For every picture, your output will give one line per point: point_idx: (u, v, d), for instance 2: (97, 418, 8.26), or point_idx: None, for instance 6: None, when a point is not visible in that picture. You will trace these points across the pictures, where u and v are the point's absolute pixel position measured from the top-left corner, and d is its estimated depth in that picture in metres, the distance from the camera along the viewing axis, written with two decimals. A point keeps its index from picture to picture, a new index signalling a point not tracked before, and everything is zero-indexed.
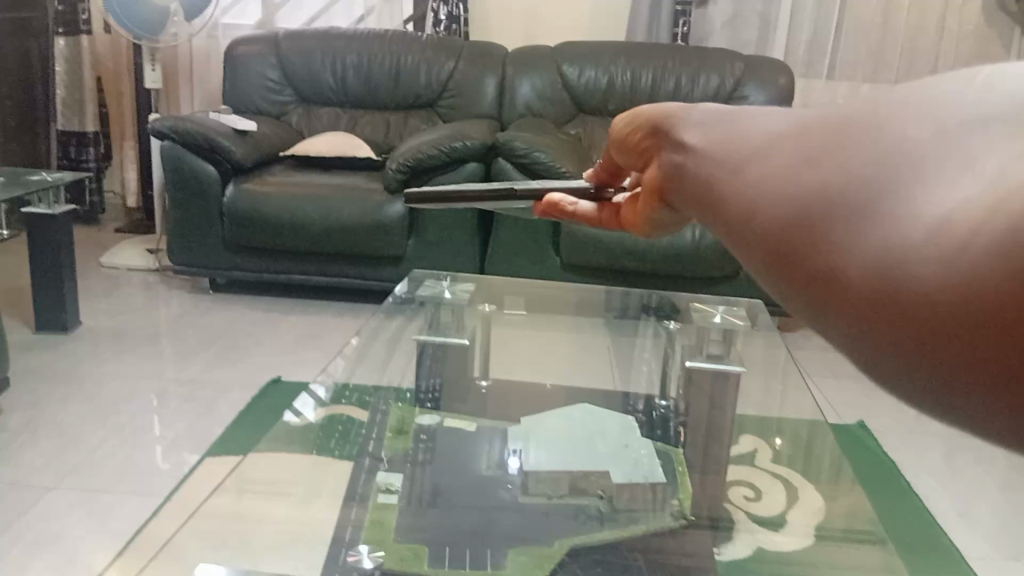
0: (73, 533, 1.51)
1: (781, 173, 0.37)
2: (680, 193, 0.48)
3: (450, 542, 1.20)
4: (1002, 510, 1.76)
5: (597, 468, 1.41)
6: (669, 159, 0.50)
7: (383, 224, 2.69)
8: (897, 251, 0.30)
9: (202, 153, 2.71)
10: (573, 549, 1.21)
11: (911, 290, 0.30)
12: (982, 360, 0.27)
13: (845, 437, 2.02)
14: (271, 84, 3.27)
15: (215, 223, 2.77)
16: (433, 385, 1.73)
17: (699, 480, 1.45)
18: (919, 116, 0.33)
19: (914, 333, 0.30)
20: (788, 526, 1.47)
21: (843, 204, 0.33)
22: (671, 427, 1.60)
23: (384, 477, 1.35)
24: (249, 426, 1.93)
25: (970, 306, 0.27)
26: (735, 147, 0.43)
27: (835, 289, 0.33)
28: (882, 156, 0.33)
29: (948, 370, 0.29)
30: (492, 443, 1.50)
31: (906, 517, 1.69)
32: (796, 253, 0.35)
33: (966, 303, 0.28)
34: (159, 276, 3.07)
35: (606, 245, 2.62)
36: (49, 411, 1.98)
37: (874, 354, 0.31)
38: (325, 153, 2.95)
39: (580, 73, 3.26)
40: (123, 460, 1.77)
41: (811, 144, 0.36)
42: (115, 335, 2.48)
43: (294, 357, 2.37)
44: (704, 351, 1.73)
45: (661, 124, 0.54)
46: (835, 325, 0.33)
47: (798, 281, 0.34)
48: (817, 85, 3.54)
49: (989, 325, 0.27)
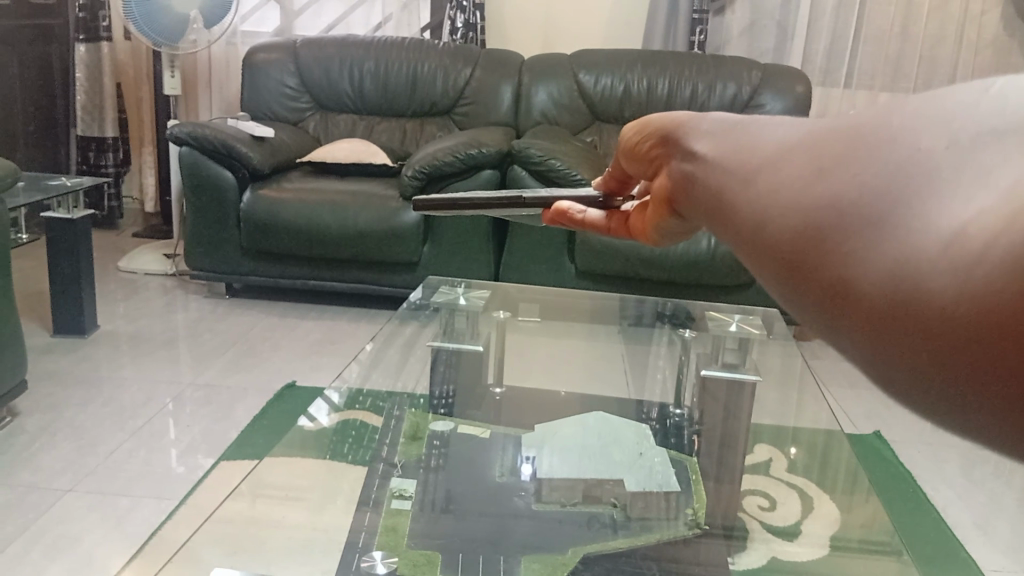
0: (90, 535, 1.52)
1: (791, 183, 0.37)
2: (692, 202, 0.48)
3: (463, 549, 1.20)
4: (1021, 523, 1.74)
5: (611, 476, 1.42)
6: (680, 168, 0.50)
7: (399, 230, 2.70)
8: (911, 263, 0.30)
9: (220, 159, 2.73)
10: (587, 557, 1.21)
11: (923, 302, 0.30)
12: (994, 375, 0.27)
13: (863, 447, 2.01)
14: (289, 91, 3.29)
15: (232, 228, 2.79)
16: (447, 392, 1.73)
17: (713, 489, 1.44)
18: (931, 127, 0.33)
19: (925, 347, 0.30)
20: (803, 537, 1.49)
21: (855, 215, 0.33)
22: (685, 436, 1.60)
23: (398, 483, 1.36)
24: (264, 430, 1.94)
25: (984, 320, 0.28)
26: (746, 156, 0.43)
27: (847, 301, 0.33)
28: (893, 167, 0.33)
29: (960, 382, 0.29)
30: (506, 449, 1.50)
31: (922, 528, 1.67)
32: (808, 264, 0.35)
33: (979, 317, 0.28)
34: (177, 280, 3.10)
35: (621, 253, 2.62)
36: (67, 414, 2.00)
37: (889, 366, 0.32)
38: (341, 159, 2.96)
39: (597, 81, 3.26)
40: (140, 463, 1.78)
41: (823, 154, 0.37)
42: (133, 339, 2.49)
43: (309, 362, 2.38)
44: (719, 359, 1.69)
45: (672, 133, 0.54)
46: (847, 336, 0.33)
47: (809, 291, 0.35)
48: (835, 94, 3.53)
49: (1001, 340, 0.27)
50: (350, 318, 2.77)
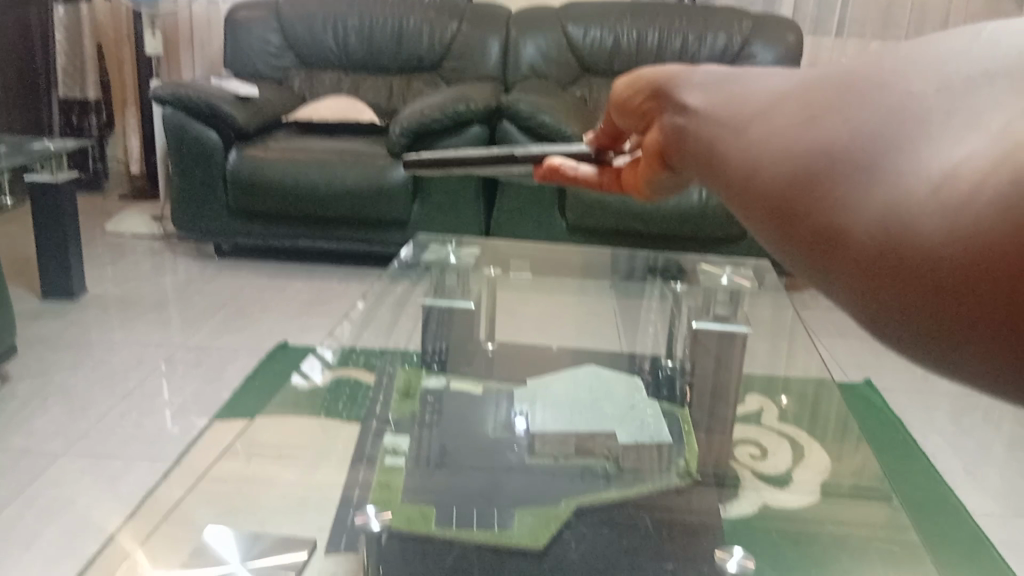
0: (86, 497, 1.53)
1: (781, 131, 0.37)
2: (681, 156, 0.47)
3: (457, 503, 1.21)
4: (1009, 467, 1.76)
5: (603, 430, 1.37)
6: (670, 121, 0.50)
7: (387, 188, 2.67)
8: (899, 207, 0.30)
9: (205, 119, 2.70)
10: (580, 509, 1.21)
11: (913, 244, 0.29)
12: (980, 313, 0.27)
13: (853, 396, 2.03)
14: (273, 49, 3.25)
15: (219, 189, 2.76)
16: (440, 348, 1.72)
17: (709, 440, 1.44)
18: (921, 73, 0.32)
19: (914, 289, 0.29)
20: (794, 487, 1.50)
21: (844, 161, 0.32)
22: (677, 387, 1.62)
23: (391, 440, 1.36)
24: (258, 390, 1.94)
25: (968, 257, 0.27)
26: (740, 109, 0.42)
27: (837, 246, 0.32)
28: (884, 111, 0.32)
29: (946, 324, 0.28)
30: (500, 405, 1.51)
31: (911, 475, 1.70)
32: (796, 212, 0.34)
33: (964, 254, 0.27)
34: (165, 242, 3.08)
35: (613, 208, 2.62)
36: (59, 378, 2.00)
37: (876, 312, 0.31)
38: (327, 117, 2.93)
39: (585, 33, 3.22)
40: (132, 426, 1.78)
41: (813, 104, 0.36)
42: (123, 302, 2.48)
43: (301, 322, 2.38)
44: (710, 311, 1.68)
45: (661, 86, 0.53)
46: (835, 284, 0.32)
47: (799, 239, 0.34)
48: (825, 44, 3.49)
49: (987, 279, 0.27)
50: (340, 278, 2.76)
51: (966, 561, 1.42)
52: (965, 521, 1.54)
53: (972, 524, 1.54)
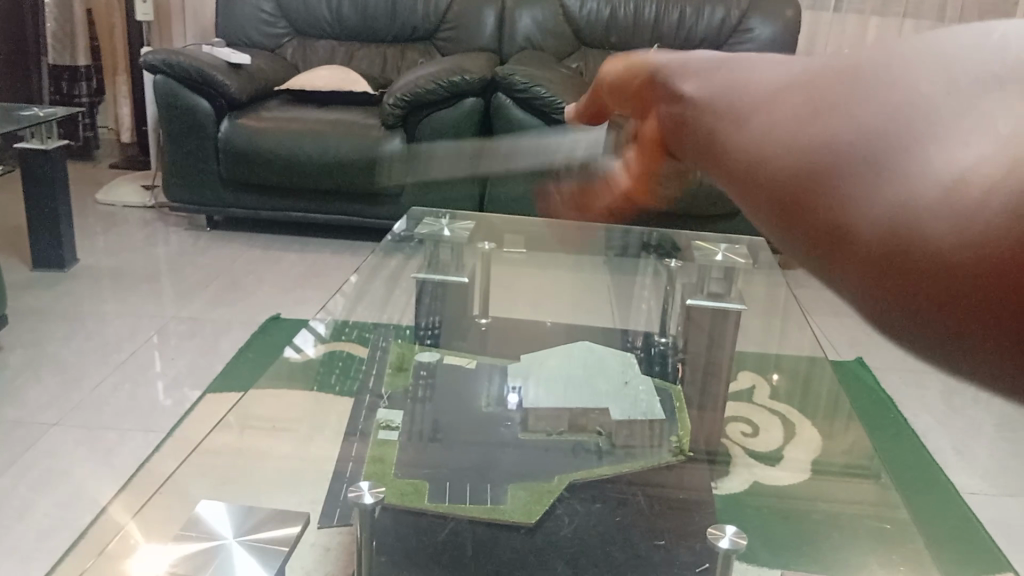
0: (79, 468, 1.53)
1: (762, 86, 0.26)
2: (679, 142, 0.37)
3: (450, 478, 1.21)
4: (998, 445, 1.78)
5: (597, 406, 1.41)
6: (663, 107, 0.39)
7: (382, 160, 2.65)
8: (939, 199, 0.18)
9: (197, 87, 2.67)
10: (573, 484, 1.21)
11: (918, 239, 0.19)
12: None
13: (845, 373, 2.04)
14: (265, 17, 3.21)
15: (211, 159, 2.74)
16: (433, 322, 1.73)
17: (700, 416, 1.46)
18: (960, 29, 0.20)
19: (941, 305, 0.18)
20: (784, 462, 1.51)
21: (862, 139, 0.21)
22: (669, 363, 1.62)
23: (384, 414, 1.37)
24: (250, 362, 1.94)
25: (996, 258, 0.17)
26: (726, 80, 0.33)
27: (851, 249, 0.20)
28: (912, 65, 0.20)
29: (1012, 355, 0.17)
30: (492, 379, 1.51)
31: (901, 453, 1.71)
32: (804, 209, 0.22)
33: (994, 254, 0.17)
34: (157, 212, 3.06)
35: None
36: (51, 348, 1.99)
37: (912, 339, 0.19)
38: (321, 87, 2.90)
39: (582, 5, 3.18)
40: (125, 397, 1.78)
41: (800, 66, 0.26)
42: (114, 272, 2.47)
43: (294, 294, 2.37)
44: (704, 289, 1.71)
45: (646, 68, 0.44)
46: (836, 291, 0.20)
47: (804, 237, 0.22)
48: (824, 18, 3.46)
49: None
50: (333, 251, 2.75)
51: (951, 540, 1.43)
52: (954, 500, 1.55)
53: (961, 502, 1.55)
